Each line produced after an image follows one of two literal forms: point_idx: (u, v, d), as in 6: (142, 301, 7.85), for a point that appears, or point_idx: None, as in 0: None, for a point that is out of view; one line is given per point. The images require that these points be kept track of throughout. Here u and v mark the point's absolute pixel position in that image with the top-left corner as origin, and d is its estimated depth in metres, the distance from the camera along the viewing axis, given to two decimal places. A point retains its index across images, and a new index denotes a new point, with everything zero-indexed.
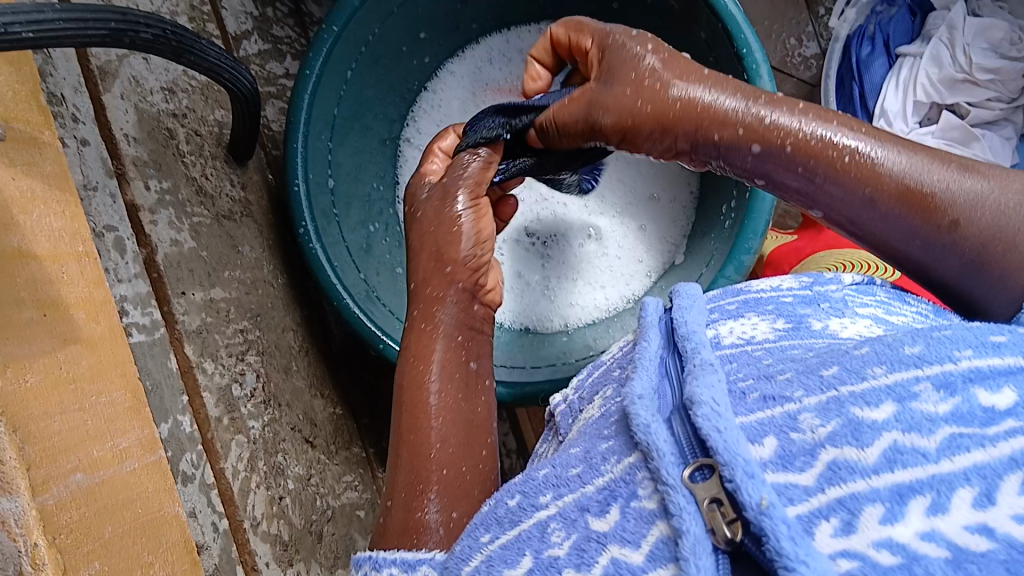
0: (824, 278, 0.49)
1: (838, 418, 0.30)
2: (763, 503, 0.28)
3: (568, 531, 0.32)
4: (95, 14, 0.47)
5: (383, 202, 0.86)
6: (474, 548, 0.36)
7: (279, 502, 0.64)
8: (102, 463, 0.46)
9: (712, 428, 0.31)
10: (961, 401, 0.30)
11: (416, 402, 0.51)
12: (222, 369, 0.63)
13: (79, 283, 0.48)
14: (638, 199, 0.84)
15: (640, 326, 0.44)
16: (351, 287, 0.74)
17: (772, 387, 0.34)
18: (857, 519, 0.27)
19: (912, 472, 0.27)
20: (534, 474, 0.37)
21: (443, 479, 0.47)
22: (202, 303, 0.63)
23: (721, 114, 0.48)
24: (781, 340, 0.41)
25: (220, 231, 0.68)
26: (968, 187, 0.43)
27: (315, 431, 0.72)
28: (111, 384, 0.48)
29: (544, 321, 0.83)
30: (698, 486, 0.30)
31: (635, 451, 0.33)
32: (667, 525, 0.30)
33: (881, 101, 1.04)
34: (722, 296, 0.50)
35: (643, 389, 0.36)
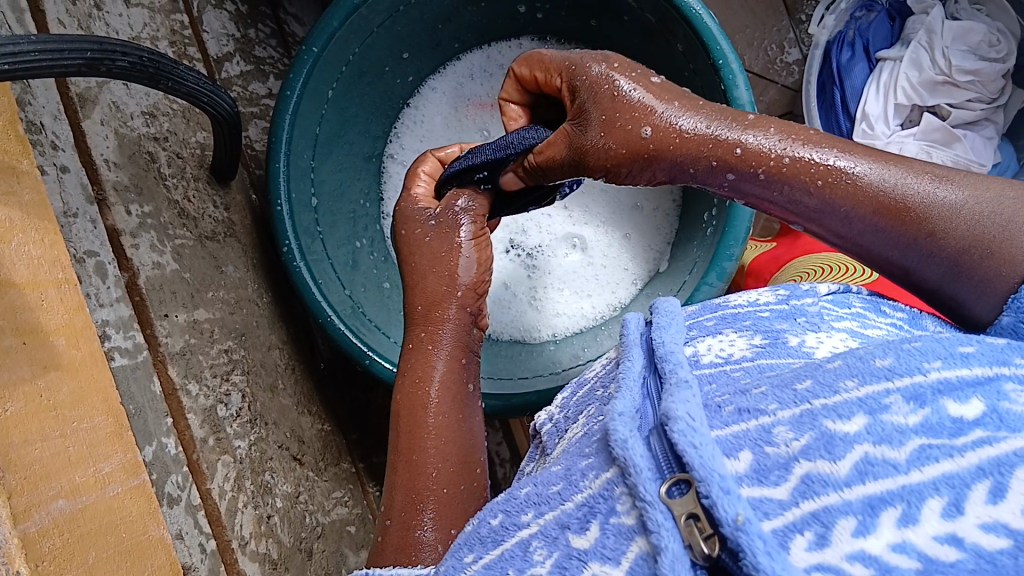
0: (800, 289, 0.49)
1: (811, 431, 0.30)
2: (738, 518, 0.28)
3: (550, 550, 0.32)
4: (71, 44, 0.47)
5: (368, 219, 0.86)
6: (458, 568, 0.36)
7: (267, 521, 0.65)
8: (85, 488, 0.46)
9: (688, 443, 0.30)
10: (930, 412, 0.30)
11: (415, 421, 0.52)
12: (207, 390, 0.63)
13: (58, 310, 0.48)
14: (620, 208, 0.84)
15: (621, 346, 0.44)
16: (337, 304, 0.75)
17: (747, 400, 0.33)
18: (831, 532, 0.27)
19: (883, 483, 0.28)
20: (517, 492, 0.36)
21: (440, 498, 0.48)
22: (185, 324, 0.63)
23: (695, 141, 0.50)
24: (758, 357, 0.41)
25: (204, 252, 0.68)
26: (940, 197, 0.44)
27: (303, 448, 0.73)
28: (93, 409, 0.49)
29: (532, 331, 0.83)
30: (675, 501, 0.30)
31: (613, 466, 0.32)
32: (645, 541, 0.29)
33: (862, 105, 1.04)
34: (700, 311, 0.50)
35: (623, 406, 0.35)
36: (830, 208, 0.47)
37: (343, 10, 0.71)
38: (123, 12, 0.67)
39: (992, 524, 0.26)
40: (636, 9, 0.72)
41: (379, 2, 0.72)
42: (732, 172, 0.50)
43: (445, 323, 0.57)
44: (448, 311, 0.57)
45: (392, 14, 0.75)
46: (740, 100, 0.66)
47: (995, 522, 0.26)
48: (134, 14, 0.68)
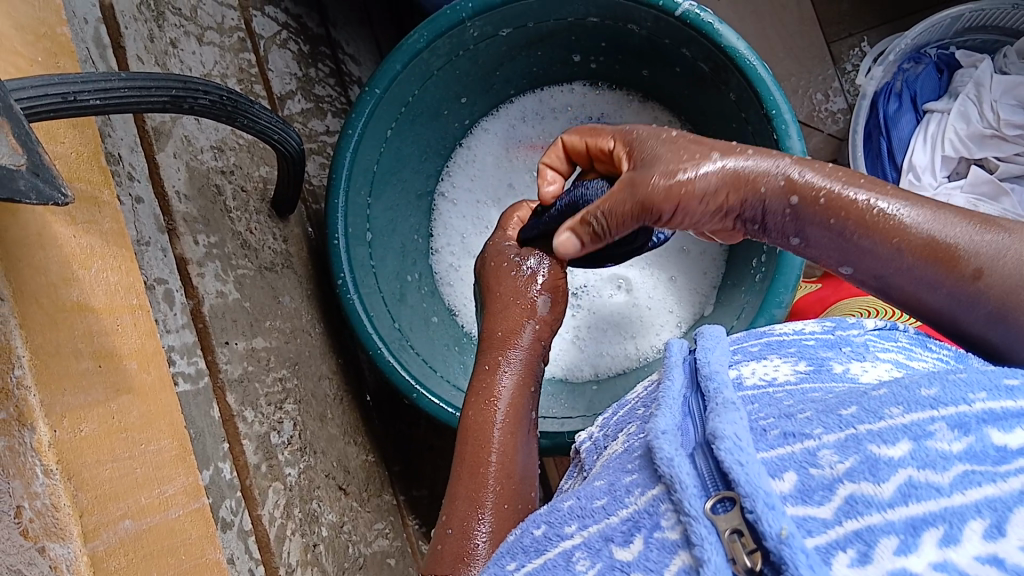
0: (847, 322, 0.50)
1: (855, 454, 0.31)
2: (783, 533, 0.29)
3: (592, 561, 0.35)
4: (158, 82, 0.50)
5: (417, 253, 0.88)
6: (500, 575, 0.39)
7: (313, 549, 0.66)
8: (149, 509, 0.48)
9: (735, 462, 0.32)
10: (974, 439, 0.31)
11: (483, 438, 0.55)
12: (261, 418, 0.65)
13: (131, 335, 0.50)
14: (667, 251, 0.85)
15: (664, 368, 0.46)
16: (389, 337, 0.76)
17: (793, 424, 0.35)
18: (873, 550, 0.28)
19: (926, 505, 0.29)
20: (560, 505, 0.39)
21: (501, 509, 0.51)
22: (244, 352, 0.65)
23: (755, 173, 0.50)
24: (802, 381, 0.42)
25: (263, 282, 0.71)
26: (989, 240, 0.44)
27: (348, 478, 0.74)
28: (159, 432, 0.50)
29: (576, 370, 0.83)
30: (719, 517, 0.31)
31: (659, 483, 0.35)
32: (689, 555, 0.31)
33: (909, 156, 1.05)
34: (746, 338, 0.52)
35: (667, 426, 0.37)
36: (878, 251, 0.47)
37: (405, 54, 0.73)
38: (196, 51, 0.70)
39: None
40: (690, 58, 0.74)
41: (440, 46, 0.75)
42: (795, 199, 0.49)
43: (517, 349, 0.62)
44: (518, 340, 0.62)
45: (451, 58, 0.77)
46: (793, 149, 0.67)
47: None
48: (206, 53, 0.72)
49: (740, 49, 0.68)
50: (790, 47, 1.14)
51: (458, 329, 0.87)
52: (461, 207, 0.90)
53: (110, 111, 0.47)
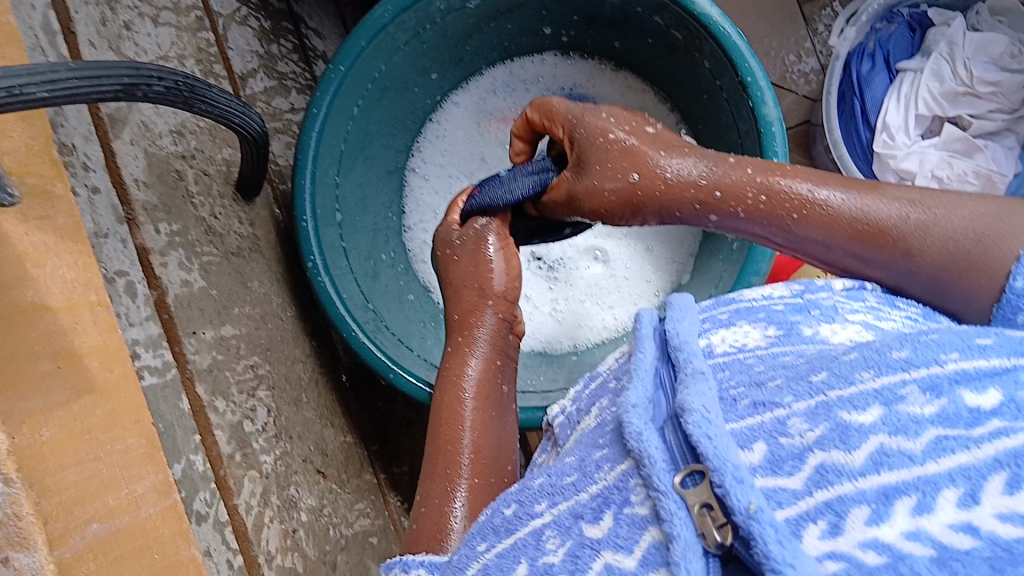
0: (816, 283, 0.48)
1: (825, 422, 0.31)
2: (751, 507, 0.29)
3: (562, 539, 0.34)
4: (107, 71, 0.48)
5: (390, 231, 0.87)
6: (470, 556, 0.38)
7: (293, 535, 0.65)
8: (117, 511, 0.47)
9: (704, 435, 0.32)
10: (947, 402, 0.30)
11: (455, 414, 0.54)
12: (233, 407, 0.64)
13: (92, 332, 0.49)
14: (644, 221, 0.84)
15: (632, 339, 0.45)
16: (363, 317, 0.76)
17: (762, 393, 0.34)
18: (844, 521, 0.27)
19: (898, 474, 0.28)
20: (530, 483, 0.39)
21: (474, 483, 0.50)
22: (213, 341, 0.64)
23: (680, 173, 0.54)
24: (773, 346, 0.42)
25: (230, 268, 0.69)
26: (913, 218, 0.46)
27: (326, 461, 0.73)
28: (125, 431, 0.49)
29: (555, 339, 0.83)
30: (688, 492, 0.31)
31: (627, 458, 0.34)
32: (658, 530, 0.31)
33: (883, 115, 1.04)
34: (715, 305, 0.50)
35: (637, 398, 0.36)
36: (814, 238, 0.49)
37: (370, 30, 0.71)
38: (151, 32, 0.68)
39: (1008, 514, 0.26)
40: (663, 25, 0.72)
41: (406, 21, 0.73)
42: (719, 195, 0.53)
43: (482, 327, 0.60)
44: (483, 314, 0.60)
45: (417, 32, 0.76)
46: (768, 116, 0.67)
47: (1011, 511, 0.26)
48: (161, 34, 0.69)
49: (713, 16, 0.67)
50: (761, 8, 1.12)
51: (434, 306, 0.87)
52: (432, 182, 0.89)
53: (58, 101, 0.45)
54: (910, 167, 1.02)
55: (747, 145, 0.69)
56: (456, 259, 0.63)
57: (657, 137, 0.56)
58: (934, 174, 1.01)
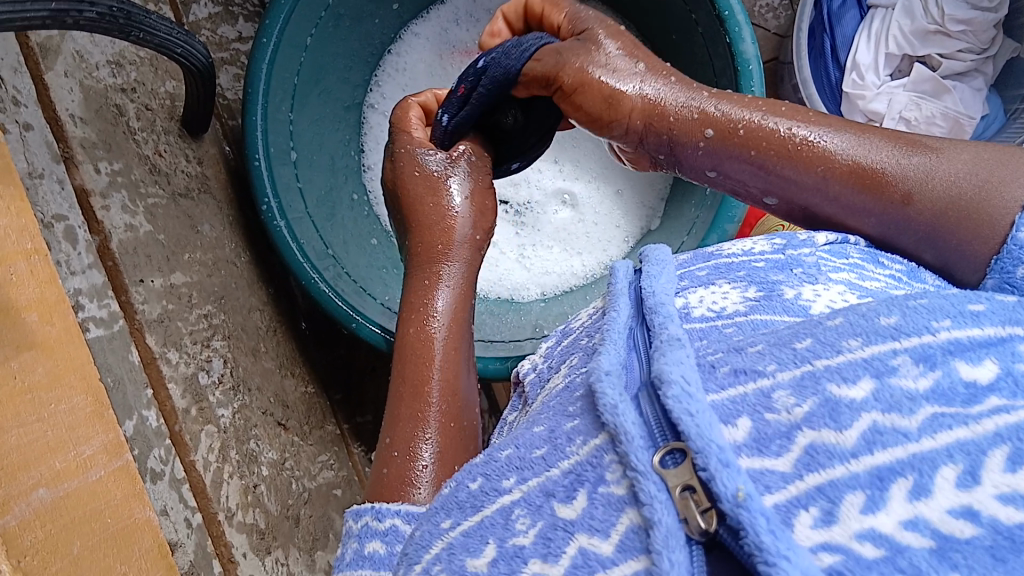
0: (799, 237, 0.45)
1: (814, 397, 0.28)
2: (739, 495, 0.26)
3: (534, 519, 0.32)
4: None
5: (351, 171, 0.83)
6: (433, 534, 0.36)
7: (254, 490, 0.62)
8: (66, 474, 0.44)
9: (685, 411, 0.29)
10: (942, 375, 0.28)
11: (421, 357, 0.51)
12: (187, 358, 0.60)
13: (29, 285, 0.45)
14: (612, 162, 0.81)
15: (610, 297, 0.44)
16: (322, 263, 0.72)
17: (744, 359, 0.32)
18: (839, 508, 0.25)
19: (893, 453, 0.26)
20: (498, 455, 0.36)
21: (444, 432, 0.47)
22: (162, 289, 0.60)
23: (671, 105, 0.51)
24: (752, 312, 0.39)
25: (178, 211, 0.65)
26: (915, 162, 0.43)
27: (287, 413, 0.70)
28: (69, 389, 0.45)
29: (521, 286, 0.80)
30: (669, 472, 0.29)
31: (602, 432, 0.32)
32: (637, 513, 0.29)
33: (852, 54, 1.02)
34: (693, 259, 0.48)
35: (610, 364, 0.35)
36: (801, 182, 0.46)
37: None
38: None
39: (1009, 495, 0.24)
40: None
41: None
42: (710, 132, 0.50)
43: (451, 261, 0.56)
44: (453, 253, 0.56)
45: None
46: (745, 54, 0.64)
47: (1012, 493, 0.24)
48: None
49: None
50: None
51: (399, 252, 0.83)
52: (392, 120, 0.85)
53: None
54: (879, 108, 1.00)
55: (723, 85, 0.66)
56: (419, 197, 0.59)
57: (651, 67, 0.53)
58: (901, 116, 0.99)
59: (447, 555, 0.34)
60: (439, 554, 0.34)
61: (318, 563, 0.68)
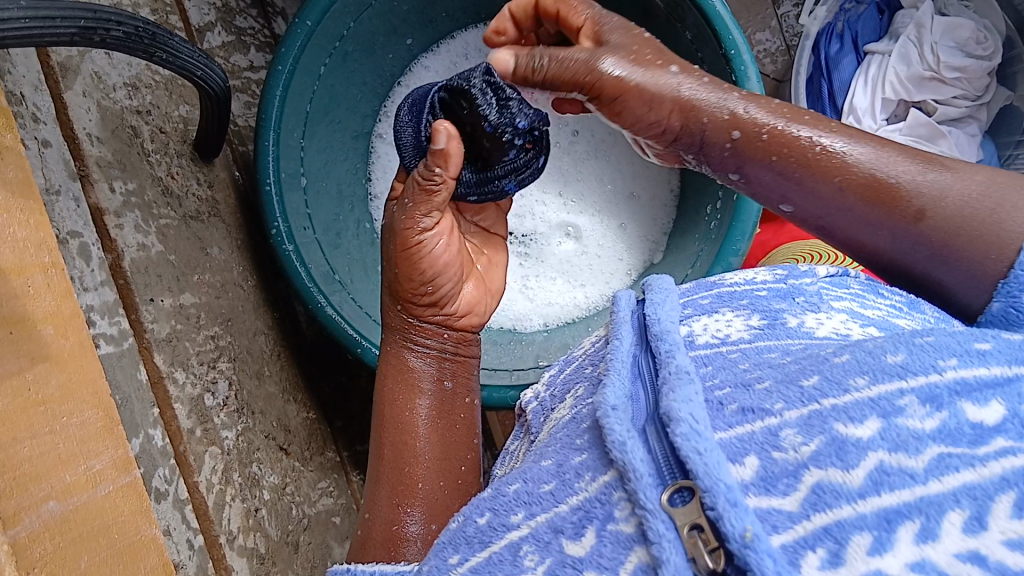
0: (798, 271, 0.49)
1: (821, 436, 0.29)
2: (747, 534, 0.27)
3: (541, 556, 0.32)
4: (64, 12, 0.44)
5: (356, 199, 0.83)
6: (442, 569, 0.36)
7: (255, 514, 0.62)
8: (75, 488, 0.43)
9: (693, 450, 0.30)
10: (948, 416, 0.28)
11: (396, 418, 0.53)
12: (193, 379, 0.60)
13: (45, 297, 0.45)
14: (616, 197, 0.82)
15: (612, 326, 0.45)
16: (329, 288, 0.72)
17: (751, 398, 0.32)
18: (844, 550, 0.26)
19: (899, 495, 0.26)
20: (504, 489, 0.36)
21: (423, 496, 0.50)
22: (171, 309, 0.60)
23: (704, 105, 0.45)
24: (756, 339, 0.41)
25: (188, 232, 0.66)
26: (931, 177, 0.39)
27: (289, 437, 0.70)
28: (82, 403, 0.45)
29: (523, 317, 0.81)
30: (677, 511, 0.29)
31: (610, 469, 0.32)
32: (646, 552, 0.29)
33: (850, 98, 1.04)
34: (697, 289, 0.51)
35: (616, 398, 0.35)
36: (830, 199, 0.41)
37: None
38: None
39: (1017, 540, 0.24)
40: None
41: None
42: (738, 134, 0.44)
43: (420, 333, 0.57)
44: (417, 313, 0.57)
45: None
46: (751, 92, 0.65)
47: (1020, 538, 0.24)
48: None
49: None
50: None
51: None
52: (400, 150, 0.86)
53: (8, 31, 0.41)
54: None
55: None
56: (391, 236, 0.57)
57: (682, 68, 0.47)
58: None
59: None
60: None
61: None
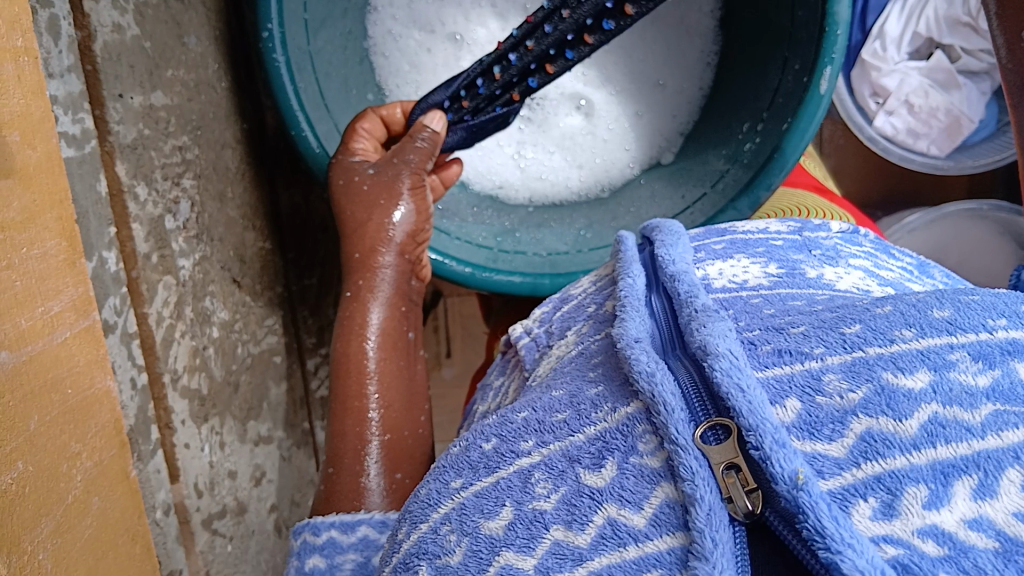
0: (811, 223, 0.44)
1: (868, 383, 0.24)
2: (799, 477, 0.22)
3: (556, 484, 0.26)
4: None
5: (350, 7, 0.68)
6: (443, 494, 0.29)
7: (202, 353, 0.57)
8: (31, 334, 0.36)
9: (734, 385, 0.24)
10: (1001, 374, 0.23)
11: (361, 368, 0.57)
12: (156, 197, 0.53)
13: (15, 93, 0.36)
14: (639, 81, 0.74)
15: (618, 264, 0.38)
16: (312, 109, 0.64)
17: (788, 338, 0.27)
18: (900, 500, 0.21)
19: (956, 448, 0.22)
20: (512, 416, 0.30)
21: (388, 443, 0.55)
22: (140, 110, 0.51)
23: None
24: (778, 286, 0.35)
25: (167, 14, 0.55)
26: None
27: (243, 269, 0.64)
28: (45, 231, 0.38)
29: (510, 185, 0.75)
30: (711, 448, 0.24)
31: (635, 400, 0.27)
32: (673, 487, 0.24)
33: (882, 21, 0.97)
34: (704, 235, 0.43)
35: (636, 327, 0.30)
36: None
37: None
38: None
39: None
40: None
41: None
42: None
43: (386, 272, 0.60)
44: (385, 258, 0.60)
45: None
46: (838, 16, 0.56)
47: None
48: None
49: None
50: None
51: None
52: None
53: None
54: (888, 85, 0.98)
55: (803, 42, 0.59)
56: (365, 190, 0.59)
57: None
58: (907, 99, 0.98)
59: (458, 516, 0.27)
60: (448, 514, 0.28)
61: (249, 432, 0.64)
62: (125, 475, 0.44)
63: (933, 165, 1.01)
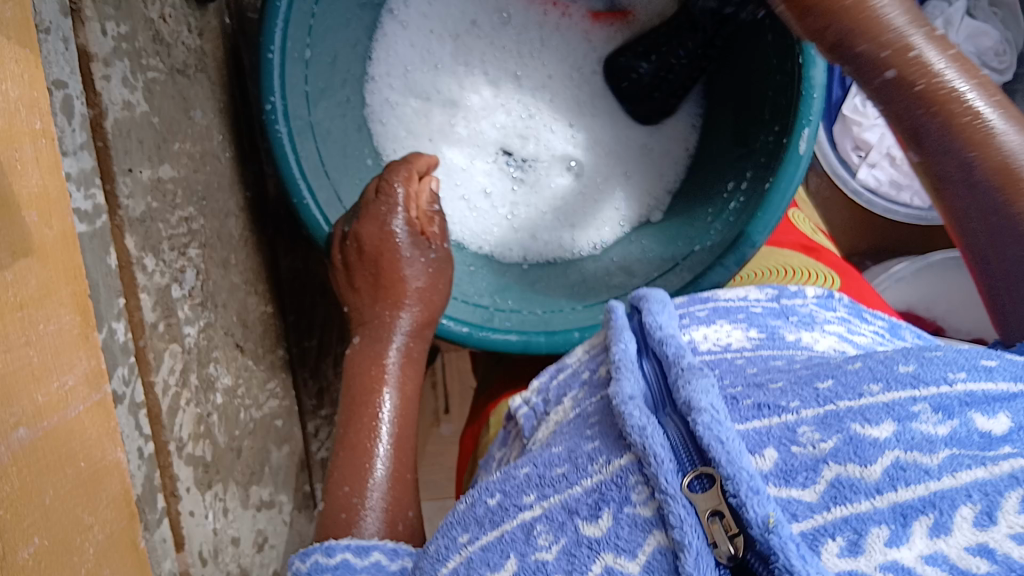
0: (789, 287, 0.47)
1: (838, 433, 0.26)
2: (770, 521, 0.24)
3: (555, 535, 0.28)
4: None
5: (350, 80, 0.71)
6: (452, 548, 0.32)
7: (206, 420, 0.57)
8: (46, 411, 0.37)
9: (714, 437, 0.27)
10: (959, 423, 0.26)
11: (363, 393, 0.59)
12: (163, 267, 0.54)
13: (32, 173, 0.38)
14: (627, 144, 0.77)
15: (607, 326, 0.40)
16: (315, 181, 0.65)
17: (767, 395, 0.29)
18: (865, 540, 0.24)
19: (917, 489, 0.24)
20: (515, 472, 0.32)
21: (392, 472, 0.55)
22: (149, 183, 0.53)
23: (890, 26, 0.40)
24: (758, 347, 0.38)
25: (173, 89, 0.57)
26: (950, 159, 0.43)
27: (245, 334, 0.65)
28: (61, 306, 0.39)
29: (506, 247, 0.77)
30: (696, 496, 0.26)
31: (625, 453, 0.29)
32: (663, 535, 0.26)
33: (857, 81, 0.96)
34: (691, 304, 0.47)
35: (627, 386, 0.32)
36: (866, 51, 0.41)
37: None
38: None
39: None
40: None
41: None
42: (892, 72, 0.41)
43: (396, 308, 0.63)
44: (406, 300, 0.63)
45: None
46: (813, 78, 0.59)
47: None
48: None
49: None
50: None
51: None
52: (411, 33, 0.73)
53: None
54: (870, 139, 0.95)
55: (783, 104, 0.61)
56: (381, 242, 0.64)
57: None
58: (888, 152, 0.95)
59: (465, 569, 0.30)
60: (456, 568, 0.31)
61: (252, 498, 0.64)
62: (135, 547, 0.45)
63: (916, 215, 0.98)
